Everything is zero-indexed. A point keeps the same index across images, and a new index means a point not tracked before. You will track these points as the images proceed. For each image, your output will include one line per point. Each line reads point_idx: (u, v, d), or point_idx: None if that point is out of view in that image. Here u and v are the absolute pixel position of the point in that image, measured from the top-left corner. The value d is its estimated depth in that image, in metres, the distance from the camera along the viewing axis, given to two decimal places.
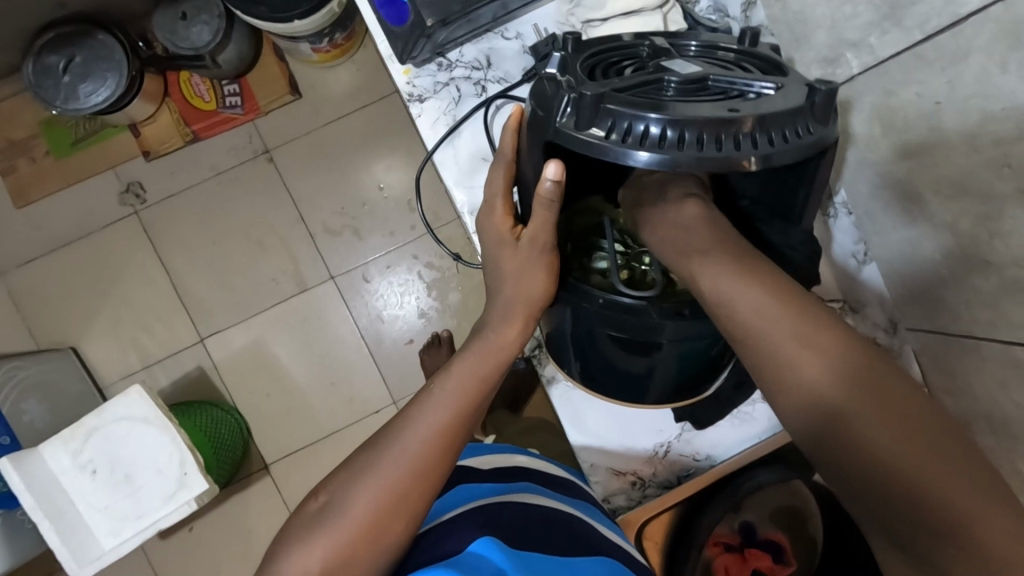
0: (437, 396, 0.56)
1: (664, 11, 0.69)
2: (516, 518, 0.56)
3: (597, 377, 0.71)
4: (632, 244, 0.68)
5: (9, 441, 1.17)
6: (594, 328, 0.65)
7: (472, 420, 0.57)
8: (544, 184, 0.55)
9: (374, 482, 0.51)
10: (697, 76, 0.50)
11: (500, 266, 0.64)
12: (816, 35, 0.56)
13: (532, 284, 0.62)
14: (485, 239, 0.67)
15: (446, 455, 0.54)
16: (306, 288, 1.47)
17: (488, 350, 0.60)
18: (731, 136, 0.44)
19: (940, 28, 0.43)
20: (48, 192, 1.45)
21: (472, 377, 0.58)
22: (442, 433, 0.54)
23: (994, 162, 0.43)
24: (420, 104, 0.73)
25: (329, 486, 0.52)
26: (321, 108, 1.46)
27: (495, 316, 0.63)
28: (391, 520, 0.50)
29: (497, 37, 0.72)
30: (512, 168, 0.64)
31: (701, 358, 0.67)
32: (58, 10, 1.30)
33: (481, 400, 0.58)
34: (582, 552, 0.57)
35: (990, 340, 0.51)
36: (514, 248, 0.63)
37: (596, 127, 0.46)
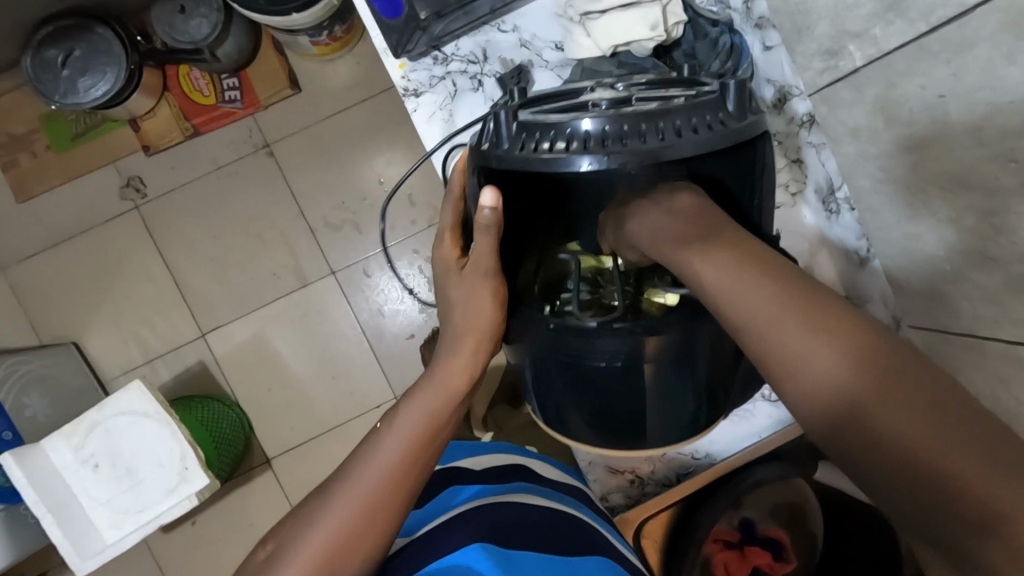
0: (385, 434, 0.56)
1: (664, 3, 0.65)
2: (501, 515, 0.56)
3: (567, 419, 0.70)
4: (602, 284, 0.70)
5: (12, 436, 1.18)
6: (552, 355, 0.66)
7: (426, 456, 0.56)
8: (481, 213, 0.56)
9: (323, 526, 0.51)
10: (624, 96, 0.55)
11: (446, 294, 0.63)
12: (818, 26, 0.54)
13: (481, 313, 0.60)
14: (435, 279, 0.66)
15: (397, 494, 0.53)
16: (306, 283, 1.47)
17: (439, 380, 0.59)
18: (650, 131, 0.49)
19: (945, 20, 0.42)
20: (49, 187, 1.45)
21: (423, 413, 0.57)
22: (392, 470, 0.54)
23: (999, 156, 0.42)
24: (415, 98, 0.72)
25: (279, 534, 0.54)
26: (321, 102, 1.45)
27: (445, 343, 0.61)
28: (340, 562, 0.51)
29: (494, 30, 0.71)
30: (460, 206, 0.66)
31: (675, 386, 0.66)
32: (56, 4, 1.29)
33: (435, 432, 0.57)
34: (568, 547, 0.57)
35: (994, 339, 0.50)
36: (460, 278, 0.62)
37: (530, 144, 0.51)
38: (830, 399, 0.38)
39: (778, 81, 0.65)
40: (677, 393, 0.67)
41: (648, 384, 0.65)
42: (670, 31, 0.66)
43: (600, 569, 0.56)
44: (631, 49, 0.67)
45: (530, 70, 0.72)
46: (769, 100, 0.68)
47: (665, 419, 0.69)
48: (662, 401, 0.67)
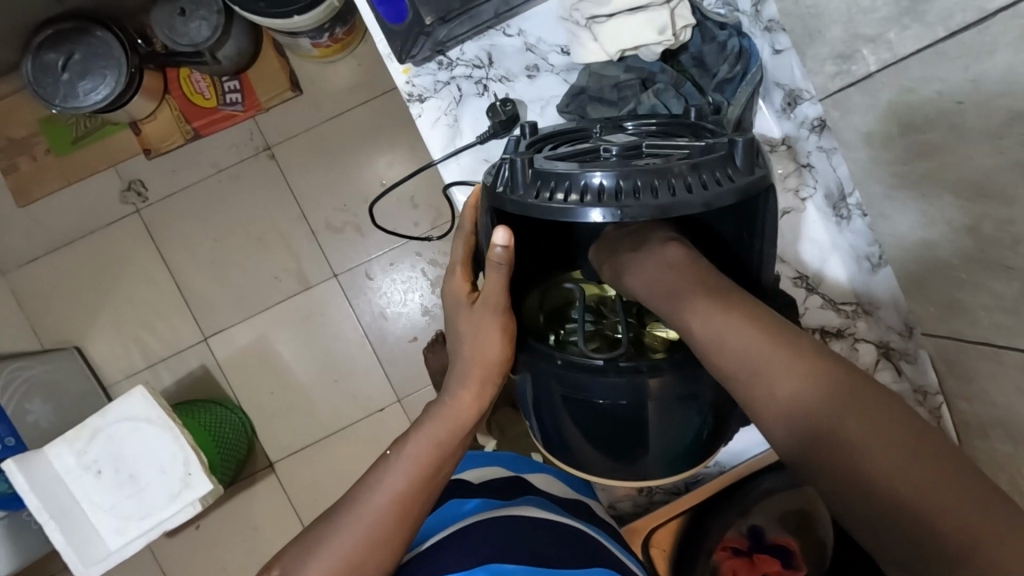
0: (394, 462, 0.56)
1: (671, 6, 0.63)
2: (495, 532, 0.56)
3: (569, 451, 0.68)
4: (606, 314, 0.68)
5: (14, 442, 1.18)
6: (551, 391, 0.64)
7: (433, 486, 0.57)
8: (493, 250, 0.56)
9: (329, 553, 0.51)
10: (634, 144, 0.54)
11: (456, 329, 0.63)
12: (831, 30, 0.53)
13: (487, 346, 0.61)
14: (445, 312, 0.66)
15: (403, 525, 0.54)
16: (308, 286, 1.46)
17: (446, 413, 0.60)
18: (663, 184, 0.47)
19: (965, 25, 0.41)
20: (50, 191, 1.45)
21: (430, 441, 0.58)
22: (400, 499, 0.54)
23: (1019, 164, 0.41)
24: (420, 104, 0.71)
25: (281, 560, 0.52)
26: (323, 104, 1.44)
27: (453, 379, 0.62)
28: None
29: (499, 34, 0.70)
30: (472, 239, 0.66)
31: (678, 427, 0.64)
32: (54, 7, 1.28)
33: (440, 465, 0.57)
34: (565, 561, 0.56)
35: (1012, 348, 0.49)
36: (469, 311, 0.62)
37: (539, 190, 0.50)
38: (805, 424, 0.41)
39: (787, 85, 0.64)
40: (678, 436, 0.65)
41: (651, 426, 0.63)
42: (678, 35, 0.65)
43: None
44: (639, 52, 0.66)
45: (536, 74, 0.71)
46: (780, 104, 0.68)
47: (672, 460, 0.67)
48: (663, 444, 0.65)
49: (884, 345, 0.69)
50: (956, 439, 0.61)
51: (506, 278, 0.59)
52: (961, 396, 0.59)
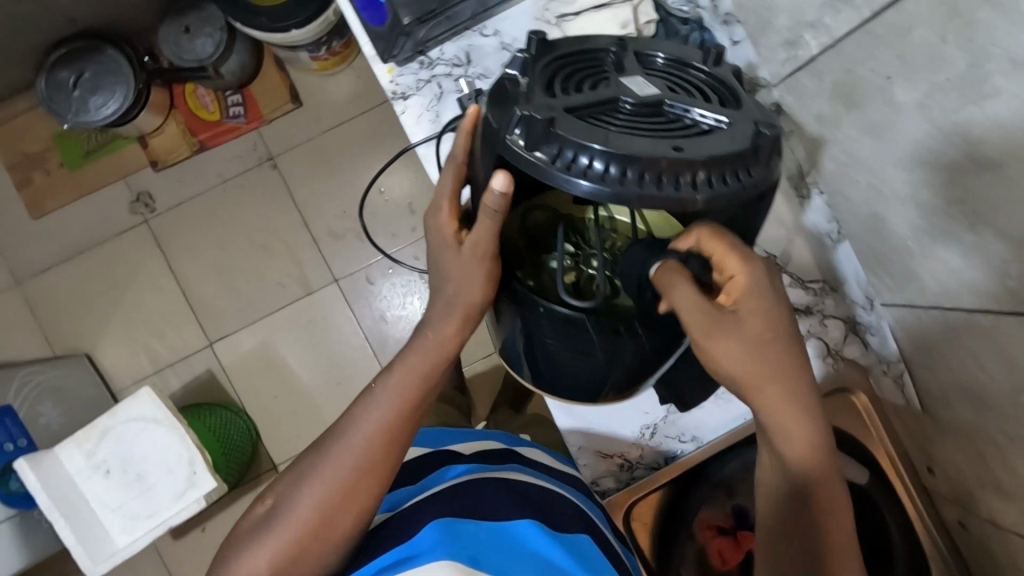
0: (377, 394, 0.59)
1: (634, 4, 0.71)
2: (489, 494, 0.62)
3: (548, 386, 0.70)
4: (584, 244, 0.59)
5: (27, 442, 1.22)
6: (544, 340, 0.63)
7: (416, 413, 0.60)
8: (489, 196, 0.50)
9: (319, 485, 0.57)
10: (653, 99, 0.48)
11: (440, 271, 0.58)
12: (778, 19, 0.58)
13: (474, 289, 0.58)
14: (427, 251, 0.60)
15: (387, 456, 0.58)
16: (310, 291, 1.50)
17: (428, 345, 0.60)
18: (660, 177, 0.43)
19: (886, 5, 0.45)
20: (62, 204, 1.51)
21: (413, 373, 0.59)
22: (383, 432, 0.58)
23: (944, 132, 0.45)
24: (403, 102, 0.75)
25: (277, 490, 0.59)
26: (322, 115, 1.50)
27: (435, 311, 0.60)
28: (337, 516, 0.57)
29: (476, 35, 0.74)
30: (463, 171, 0.58)
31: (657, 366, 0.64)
32: (67, 27, 1.35)
33: (422, 396, 0.60)
34: (553, 520, 0.62)
35: (958, 310, 0.52)
36: (457, 254, 0.57)
37: (540, 150, 0.45)
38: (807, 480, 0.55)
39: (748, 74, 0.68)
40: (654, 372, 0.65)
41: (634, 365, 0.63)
42: (642, 29, 0.71)
43: (585, 545, 0.61)
44: None
45: None
46: None
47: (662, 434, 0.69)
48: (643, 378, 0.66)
49: (851, 320, 0.71)
50: (919, 407, 0.65)
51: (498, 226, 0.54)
52: (921, 363, 0.62)
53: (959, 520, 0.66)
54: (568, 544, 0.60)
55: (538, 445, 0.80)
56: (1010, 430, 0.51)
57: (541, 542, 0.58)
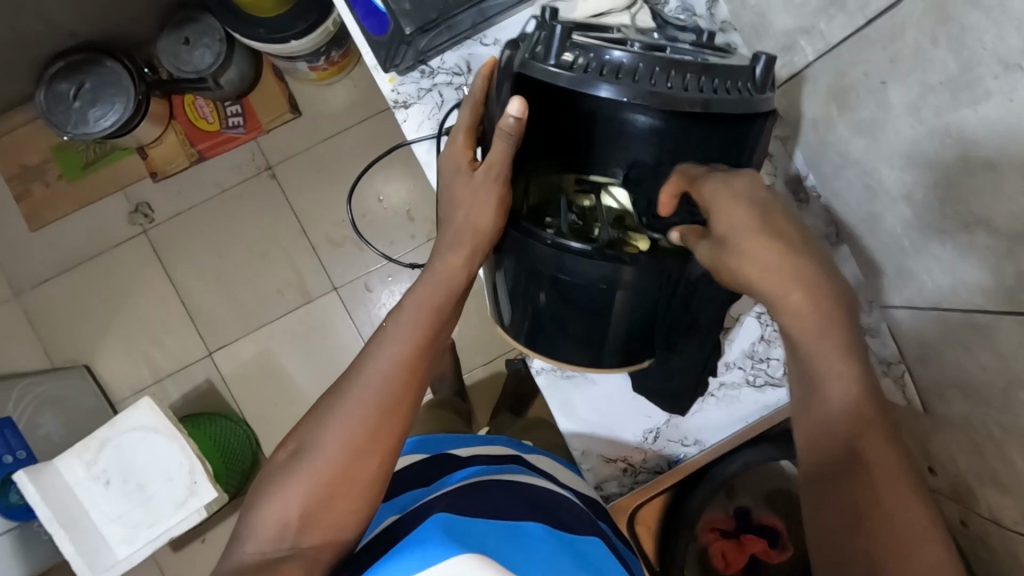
0: (394, 330, 0.59)
1: (632, 12, 0.69)
2: (497, 492, 0.62)
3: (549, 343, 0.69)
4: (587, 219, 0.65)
5: (26, 454, 1.21)
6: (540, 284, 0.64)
7: (433, 350, 0.59)
8: (505, 120, 0.56)
9: (348, 416, 0.55)
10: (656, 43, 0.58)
11: (451, 193, 0.63)
12: (774, 24, 0.59)
13: (485, 214, 0.61)
14: (442, 180, 0.64)
15: (414, 377, 0.57)
16: (310, 299, 1.51)
17: (438, 279, 0.61)
18: (664, 78, 0.52)
19: (879, 11, 0.47)
20: (61, 215, 1.51)
21: (426, 306, 0.60)
22: (404, 365, 0.57)
23: (937, 132, 0.46)
24: (405, 110, 0.75)
25: (297, 434, 0.56)
26: (321, 124, 1.50)
27: (444, 244, 0.63)
28: (364, 458, 0.54)
29: (477, 43, 0.74)
30: (479, 108, 0.65)
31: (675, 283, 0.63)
32: (66, 39, 1.36)
33: (437, 330, 0.60)
34: (560, 519, 0.62)
35: (954, 308, 0.53)
36: (470, 177, 0.62)
37: (567, 58, 0.53)
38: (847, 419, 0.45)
39: None
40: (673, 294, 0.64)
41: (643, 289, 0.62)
42: None
43: (595, 545, 0.62)
44: None
45: None
46: None
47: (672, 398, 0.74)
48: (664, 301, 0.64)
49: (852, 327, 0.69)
50: (919, 406, 0.65)
51: (510, 150, 0.60)
52: (919, 361, 0.63)
53: (960, 519, 0.66)
54: (570, 543, 0.59)
55: (542, 452, 0.81)
56: (1009, 426, 0.51)
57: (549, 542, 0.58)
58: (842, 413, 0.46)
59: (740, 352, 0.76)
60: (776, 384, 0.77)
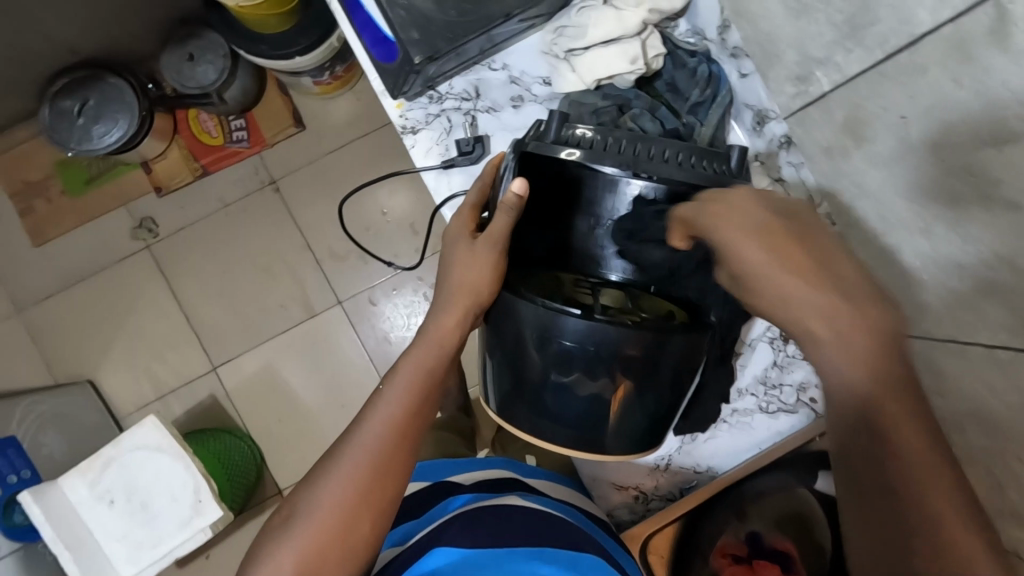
0: (388, 391, 0.61)
1: (643, 37, 0.68)
2: (497, 518, 0.62)
3: (540, 417, 0.66)
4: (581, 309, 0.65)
5: (30, 474, 1.21)
6: (526, 355, 0.64)
7: (424, 408, 0.61)
8: (508, 195, 0.62)
9: (337, 482, 0.56)
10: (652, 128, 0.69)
11: (451, 257, 0.65)
12: (786, 54, 0.58)
13: (479, 278, 0.63)
14: (446, 247, 0.66)
15: (405, 442, 0.59)
16: (314, 313, 1.50)
17: (431, 340, 0.63)
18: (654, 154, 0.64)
19: (899, 48, 0.46)
20: (64, 231, 1.51)
21: (418, 365, 0.62)
22: (396, 425, 0.59)
23: (958, 170, 0.45)
24: (413, 135, 0.75)
25: (291, 500, 0.57)
26: (325, 137, 1.50)
27: (439, 303, 0.65)
28: (356, 519, 0.55)
29: (484, 69, 0.74)
30: (484, 188, 0.69)
31: (666, 353, 0.63)
32: (69, 56, 1.36)
33: (430, 388, 0.62)
34: (560, 542, 0.62)
35: (974, 344, 0.52)
36: (470, 246, 0.65)
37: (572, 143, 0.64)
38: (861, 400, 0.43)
39: (755, 106, 0.68)
40: (667, 362, 0.63)
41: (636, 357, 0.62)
42: (650, 63, 0.69)
43: (599, 566, 0.61)
44: (614, 81, 0.70)
45: (521, 104, 0.74)
46: (748, 125, 0.70)
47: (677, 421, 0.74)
48: (656, 374, 0.63)
49: None
50: None
51: (510, 225, 0.64)
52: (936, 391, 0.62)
53: None
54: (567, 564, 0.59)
55: (546, 472, 0.80)
56: None
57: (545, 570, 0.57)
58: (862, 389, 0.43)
59: (752, 379, 0.75)
60: (790, 411, 0.75)
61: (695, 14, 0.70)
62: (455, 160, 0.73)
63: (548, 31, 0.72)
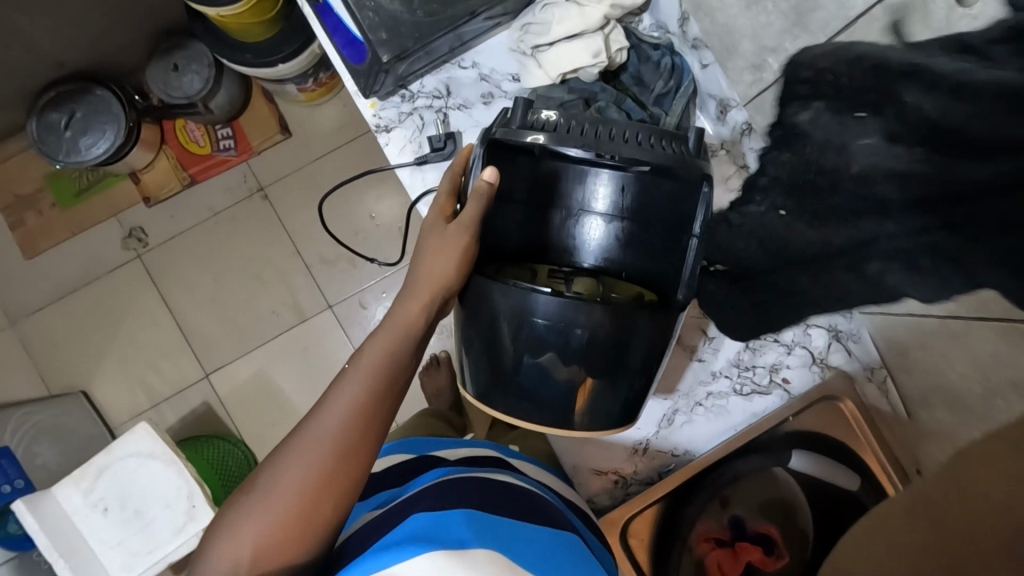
0: (352, 375, 0.61)
1: (605, 32, 0.70)
2: (472, 490, 0.64)
3: (515, 398, 0.67)
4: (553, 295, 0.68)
5: (24, 483, 1.22)
6: (500, 340, 0.66)
7: (389, 395, 0.62)
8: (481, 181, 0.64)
9: (300, 464, 0.58)
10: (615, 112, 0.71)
11: (422, 243, 0.66)
12: (742, 44, 0.60)
13: (448, 265, 0.64)
14: (420, 235, 0.67)
15: (365, 433, 0.60)
16: (305, 318, 1.51)
17: (398, 325, 0.63)
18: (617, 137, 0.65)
19: (838, 30, 0.48)
20: (55, 243, 1.52)
21: (383, 353, 0.62)
22: (359, 412, 0.60)
23: None
24: (387, 134, 0.76)
25: (258, 475, 0.60)
26: (311, 144, 1.52)
27: (406, 289, 0.65)
28: (320, 499, 0.58)
29: (455, 67, 0.75)
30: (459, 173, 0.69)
31: (630, 333, 0.64)
32: (57, 70, 1.38)
33: (395, 376, 0.62)
34: (533, 516, 0.64)
35: (931, 318, 0.53)
36: (441, 231, 0.65)
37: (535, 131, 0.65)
38: None
39: (718, 95, 0.70)
40: (635, 342, 0.64)
41: (601, 336, 0.63)
42: (613, 56, 0.71)
43: (570, 540, 0.63)
44: (579, 75, 0.72)
45: (492, 100, 0.76)
46: (713, 114, 0.72)
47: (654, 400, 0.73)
48: (623, 355, 0.65)
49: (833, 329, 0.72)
50: (904, 412, 0.67)
51: (482, 213, 0.65)
52: (902, 369, 0.64)
53: None
54: (539, 539, 0.61)
55: (527, 457, 0.82)
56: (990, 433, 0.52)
57: (517, 540, 0.59)
58: None
59: (727, 361, 0.78)
60: (763, 392, 0.78)
61: (657, 10, 0.73)
62: (428, 157, 0.74)
63: (514, 29, 0.74)
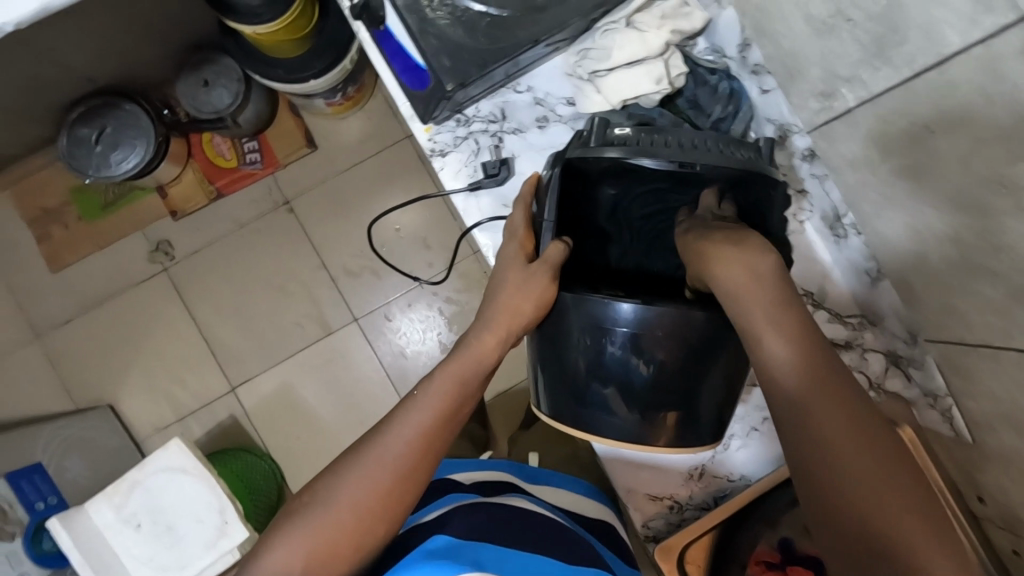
0: (422, 398, 0.62)
1: (666, 58, 0.70)
2: (489, 520, 0.65)
3: (589, 414, 0.65)
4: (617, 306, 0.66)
5: (55, 500, 1.22)
6: (573, 367, 0.64)
7: (453, 424, 0.63)
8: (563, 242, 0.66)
9: (360, 481, 0.58)
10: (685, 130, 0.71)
11: (499, 279, 0.67)
12: (811, 71, 0.61)
13: (528, 297, 0.63)
14: (498, 268, 0.67)
15: (424, 461, 0.60)
16: (330, 331, 1.51)
17: (469, 355, 0.64)
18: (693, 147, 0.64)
19: (927, 65, 0.48)
20: (81, 256, 1.52)
21: (455, 379, 0.63)
22: (423, 437, 0.60)
23: (989, 181, 0.46)
24: (442, 158, 0.76)
25: (315, 485, 0.60)
26: (337, 157, 1.52)
27: (478, 321, 0.66)
28: (374, 519, 0.58)
29: (510, 91, 0.76)
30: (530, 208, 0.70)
31: (700, 374, 0.63)
32: (86, 85, 1.38)
33: (459, 406, 0.63)
34: (548, 550, 0.65)
35: (1009, 348, 0.52)
36: (523, 268, 0.65)
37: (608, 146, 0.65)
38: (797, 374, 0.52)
39: (778, 120, 0.71)
40: (705, 392, 0.64)
41: (670, 371, 0.62)
42: (674, 82, 0.72)
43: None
44: (639, 101, 0.73)
45: (546, 124, 0.76)
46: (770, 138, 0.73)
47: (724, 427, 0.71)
48: (692, 408, 0.64)
49: (893, 354, 0.73)
50: (968, 438, 0.64)
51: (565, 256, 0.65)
52: (967, 395, 0.63)
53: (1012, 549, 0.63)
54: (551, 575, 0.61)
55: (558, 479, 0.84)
56: None
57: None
58: (795, 376, 0.52)
59: None
60: None
61: (713, 33, 0.73)
62: (482, 182, 0.74)
63: (571, 53, 0.74)
